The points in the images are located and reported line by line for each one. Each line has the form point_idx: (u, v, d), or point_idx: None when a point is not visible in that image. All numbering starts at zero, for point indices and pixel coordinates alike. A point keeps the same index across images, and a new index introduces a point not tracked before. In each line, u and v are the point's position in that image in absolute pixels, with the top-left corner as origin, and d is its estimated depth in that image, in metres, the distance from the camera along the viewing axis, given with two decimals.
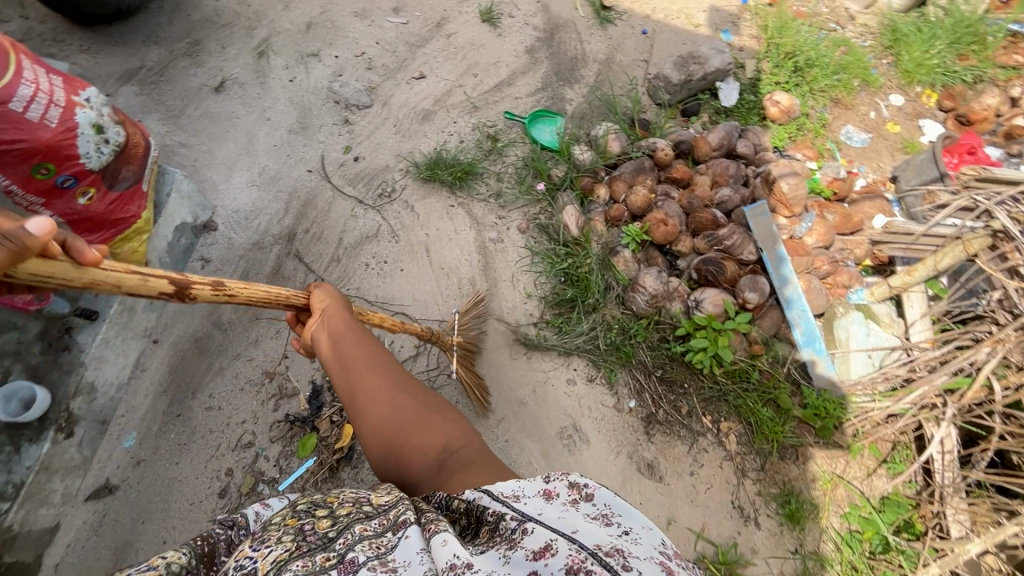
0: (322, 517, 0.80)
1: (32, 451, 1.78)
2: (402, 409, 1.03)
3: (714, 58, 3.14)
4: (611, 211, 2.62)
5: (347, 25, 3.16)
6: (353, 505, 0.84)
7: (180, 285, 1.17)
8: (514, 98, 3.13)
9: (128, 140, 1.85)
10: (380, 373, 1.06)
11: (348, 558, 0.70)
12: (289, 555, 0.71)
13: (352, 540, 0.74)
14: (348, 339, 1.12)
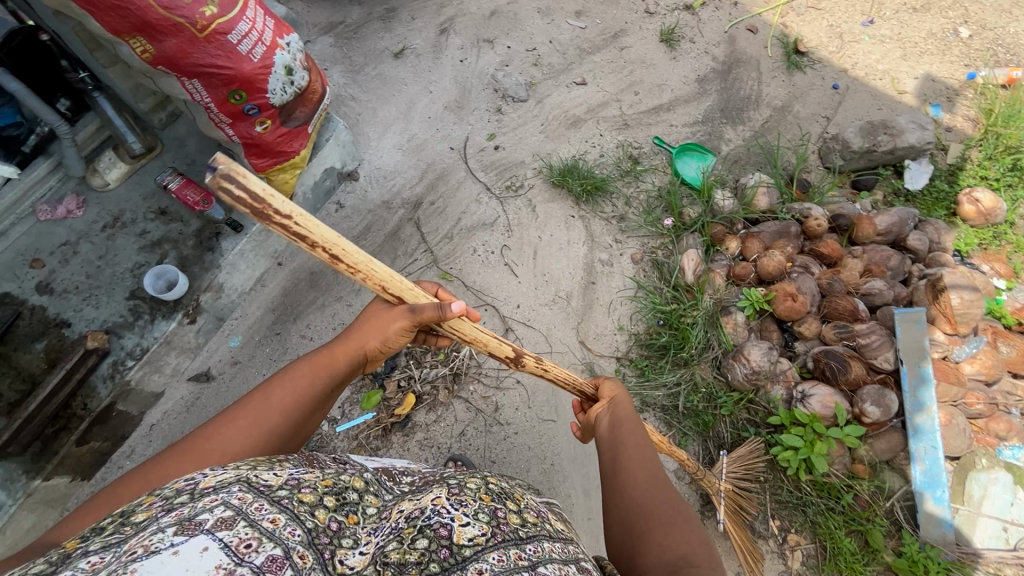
0: (513, 511, 0.81)
1: (161, 326, 2.08)
2: (649, 490, 1.08)
3: (911, 133, 2.76)
4: (737, 267, 2.41)
5: (527, 19, 3.23)
6: (536, 515, 0.84)
7: (518, 354, 1.46)
8: (669, 125, 3.00)
9: (309, 86, 2.05)
10: (644, 454, 1.17)
11: (539, 571, 0.71)
12: (485, 537, 0.73)
13: (540, 554, 0.74)
14: (634, 425, 1.26)
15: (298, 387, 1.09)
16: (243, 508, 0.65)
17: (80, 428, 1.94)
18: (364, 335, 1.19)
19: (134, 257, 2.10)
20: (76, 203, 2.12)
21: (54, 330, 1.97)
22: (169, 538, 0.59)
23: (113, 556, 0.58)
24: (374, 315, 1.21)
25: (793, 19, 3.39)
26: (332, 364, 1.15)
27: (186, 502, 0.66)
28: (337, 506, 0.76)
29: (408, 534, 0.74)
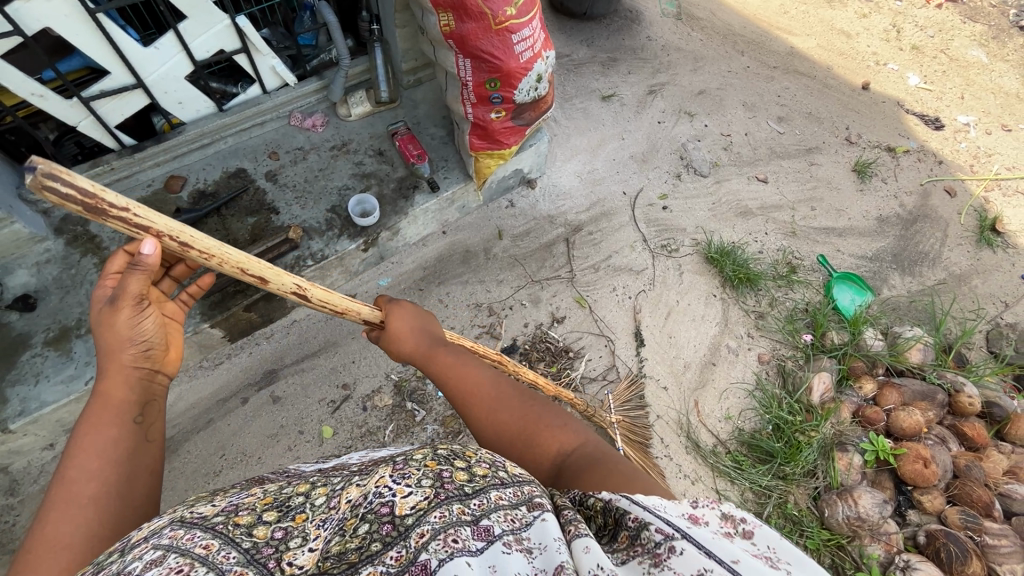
0: (462, 469, 0.84)
1: (345, 244, 2.29)
2: (499, 406, 1.14)
3: None
4: (869, 410, 2.32)
5: (731, 108, 3.39)
6: (487, 468, 0.86)
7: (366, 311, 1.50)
8: (836, 249, 2.97)
9: (545, 97, 2.30)
10: (471, 375, 1.21)
11: (482, 523, 0.75)
12: (424, 502, 0.77)
13: (486, 506, 0.78)
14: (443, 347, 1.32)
15: (94, 436, 1.00)
16: (172, 542, 0.70)
17: (252, 297, 2.16)
18: (119, 346, 1.13)
19: (345, 179, 2.40)
20: (320, 121, 2.49)
21: (265, 212, 2.28)
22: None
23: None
24: (113, 328, 1.14)
25: (997, 196, 3.28)
26: (117, 395, 1.08)
27: (115, 559, 0.70)
28: (279, 517, 0.80)
29: (352, 524, 0.76)
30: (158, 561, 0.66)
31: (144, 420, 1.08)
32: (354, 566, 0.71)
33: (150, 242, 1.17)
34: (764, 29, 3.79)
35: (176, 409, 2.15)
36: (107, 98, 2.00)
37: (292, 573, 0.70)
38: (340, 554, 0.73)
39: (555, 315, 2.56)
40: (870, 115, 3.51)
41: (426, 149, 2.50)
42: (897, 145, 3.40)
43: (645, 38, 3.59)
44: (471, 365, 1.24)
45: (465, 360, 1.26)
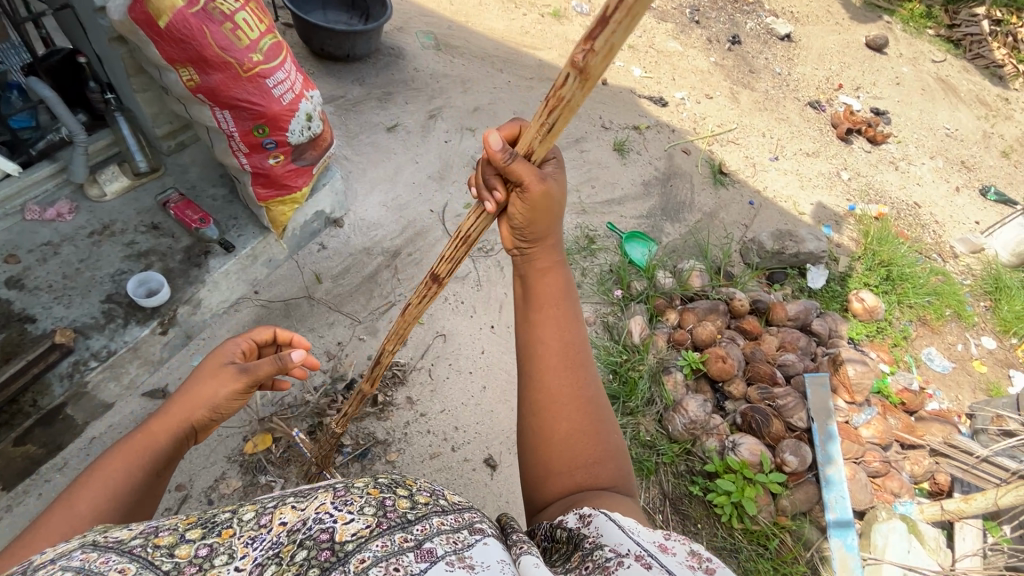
0: (404, 496, 0.79)
1: (134, 332, 2.03)
2: (568, 409, 1.09)
3: (810, 243, 3.40)
4: (677, 334, 2.77)
5: (505, 118, 3.79)
6: (430, 495, 0.83)
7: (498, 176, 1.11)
8: (620, 215, 3.50)
9: (322, 134, 2.33)
10: (566, 356, 1.13)
11: (424, 547, 0.73)
12: (368, 530, 0.72)
13: (429, 531, 0.75)
14: (548, 299, 1.16)
15: (114, 465, 0.99)
16: (84, 566, 0.66)
17: (22, 426, 1.85)
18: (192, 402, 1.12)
19: (116, 263, 2.13)
20: (68, 208, 2.18)
21: (16, 325, 1.92)
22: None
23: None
24: (207, 378, 1.15)
25: (717, 148, 4.17)
26: (156, 441, 1.06)
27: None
28: (204, 535, 0.75)
29: (287, 551, 0.71)
30: None
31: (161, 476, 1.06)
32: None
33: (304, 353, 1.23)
34: (513, 48, 4.32)
35: None
36: None
37: None
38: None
39: None
40: (614, 103, 4.22)
41: (208, 211, 2.34)
42: (640, 123, 4.13)
43: (413, 70, 3.83)
44: (566, 340, 1.13)
45: (570, 336, 1.14)
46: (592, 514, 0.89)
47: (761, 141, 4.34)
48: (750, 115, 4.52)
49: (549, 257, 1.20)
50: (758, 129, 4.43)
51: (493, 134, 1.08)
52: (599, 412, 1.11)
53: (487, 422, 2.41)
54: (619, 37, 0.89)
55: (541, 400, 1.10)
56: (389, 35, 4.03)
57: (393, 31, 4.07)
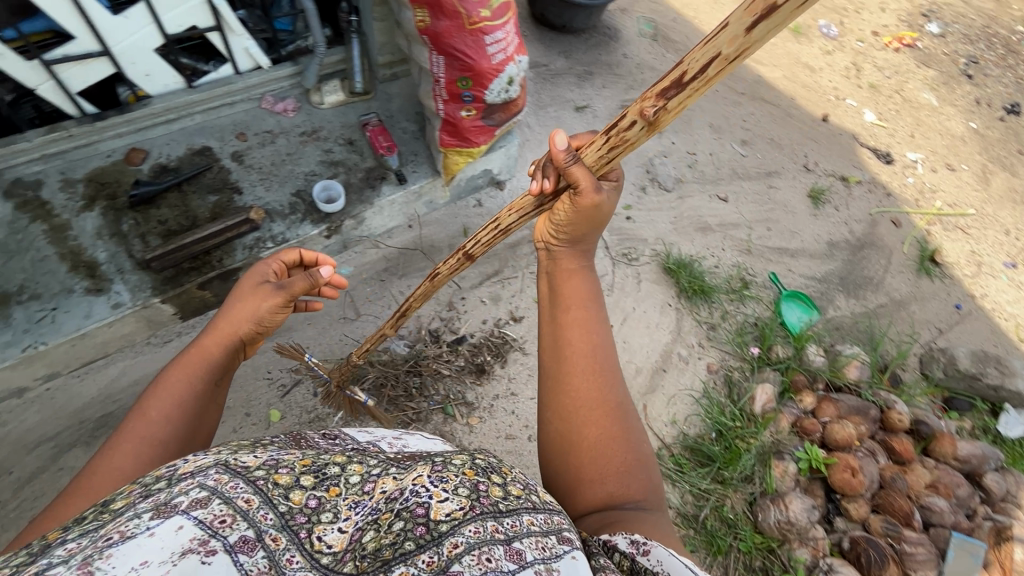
0: (498, 484, 0.83)
1: (306, 229, 2.28)
2: (600, 414, 1.05)
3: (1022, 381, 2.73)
4: (806, 421, 2.43)
5: (698, 128, 3.53)
6: (522, 488, 0.85)
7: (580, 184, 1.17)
8: (788, 268, 3.11)
9: (516, 99, 2.35)
10: (596, 364, 1.08)
11: (513, 546, 0.74)
12: (462, 513, 0.76)
13: (519, 529, 0.77)
14: (578, 297, 1.15)
15: (180, 374, 1.09)
16: (218, 487, 0.71)
17: (206, 276, 2.12)
18: (236, 317, 1.20)
19: (312, 165, 2.41)
20: (292, 106, 2.50)
21: (227, 191, 2.27)
22: (144, 522, 0.64)
23: (89, 540, 0.63)
24: (246, 295, 1.24)
25: (937, 230, 3.49)
26: (211, 352, 1.14)
27: (164, 488, 0.72)
28: (314, 485, 0.80)
29: (384, 520, 0.76)
30: (206, 503, 0.68)
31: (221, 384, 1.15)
32: (387, 564, 0.70)
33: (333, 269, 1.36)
34: None
35: (119, 383, 2.09)
36: (70, 63, 2.00)
37: (322, 550, 0.72)
38: (375, 552, 0.72)
39: (514, 313, 2.60)
40: (827, 144, 3.70)
41: (396, 142, 2.52)
42: (850, 175, 3.59)
43: (622, 55, 3.71)
44: (600, 342, 1.10)
45: (602, 339, 1.10)
46: (649, 543, 0.85)
47: (1001, 239, 3.54)
48: (997, 204, 3.69)
49: (575, 261, 1.22)
50: (1002, 223, 3.61)
51: (557, 133, 1.13)
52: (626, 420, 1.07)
53: None
54: (715, 70, 0.97)
55: (572, 405, 1.05)
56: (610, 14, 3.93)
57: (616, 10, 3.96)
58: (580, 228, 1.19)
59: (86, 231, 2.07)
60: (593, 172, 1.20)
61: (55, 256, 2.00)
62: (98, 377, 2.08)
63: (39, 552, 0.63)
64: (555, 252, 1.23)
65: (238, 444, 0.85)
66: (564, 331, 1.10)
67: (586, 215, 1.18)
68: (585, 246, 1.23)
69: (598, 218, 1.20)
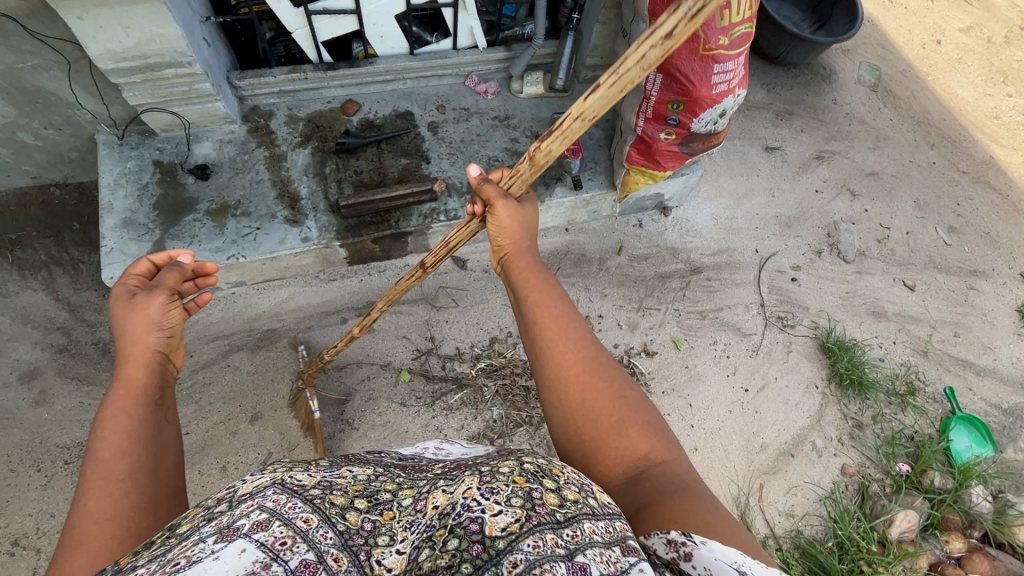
0: (552, 490, 0.77)
1: None
2: (584, 384, 1.02)
3: None
4: (950, 569, 2.14)
5: (900, 200, 3.12)
6: (578, 492, 0.80)
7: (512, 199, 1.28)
8: (968, 387, 2.68)
9: (719, 132, 2.21)
10: (562, 328, 1.07)
11: (576, 561, 0.68)
12: (518, 524, 0.69)
13: (580, 541, 0.71)
14: (530, 280, 1.19)
15: (114, 410, 1.01)
16: (277, 509, 0.72)
17: (383, 233, 2.27)
18: (137, 342, 1.13)
19: (497, 150, 2.46)
20: (492, 90, 2.57)
21: (418, 158, 2.39)
22: (210, 546, 0.65)
23: (158, 562, 0.64)
24: (127, 317, 1.15)
25: None
26: (135, 380, 1.08)
27: (227, 511, 0.73)
28: (368, 508, 0.80)
29: (439, 537, 0.71)
30: (265, 527, 0.68)
31: (163, 397, 1.08)
32: None
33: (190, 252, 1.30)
34: (967, 128, 3.43)
35: (287, 306, 2.34)
36: (326, 15, 2.20)
37: (381, 574, 0.70)
38: (430, 573, 0.67)
39: (647, 346, 2.50)
40: None
41: (580, 146, 2.50)
42: None
43: (831, 101, 3.36)
44: (557, 308, 1.10)
45: (559, 304, 1.11)
46: (690, 542, 0.76)
47: None
48: None
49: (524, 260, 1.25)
50: None
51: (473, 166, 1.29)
52: (606, 373, 1.04)
53: None
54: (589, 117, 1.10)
55: (559, 382, 1.03)
56: (830, 52, 3.56)
57: (837, 50, 3.58)
58: (521, 235, 1.26)
59: (296, 166, 2.29)
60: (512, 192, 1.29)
61: (268, 182, 2.24)
62: (272, 295, 2.33)
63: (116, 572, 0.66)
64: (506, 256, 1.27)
65: (292, 461, 0.88)
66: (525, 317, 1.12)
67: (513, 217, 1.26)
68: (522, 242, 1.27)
69: (529, 223, 1.29)
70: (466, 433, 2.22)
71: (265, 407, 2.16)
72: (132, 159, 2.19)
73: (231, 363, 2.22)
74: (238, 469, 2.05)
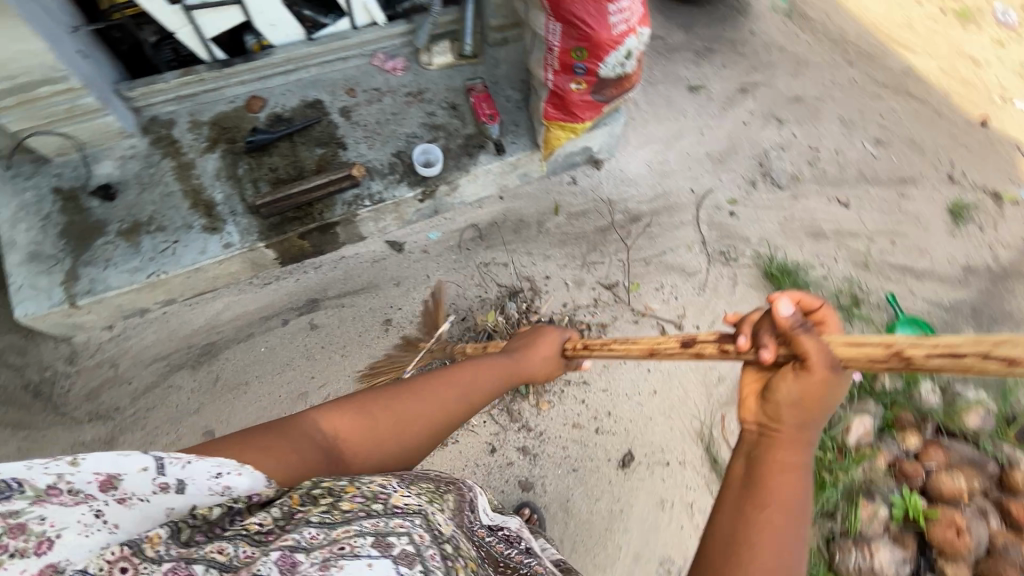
0: None
1: (403, 191, 2.30)
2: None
3: None
4: (908, 465, 2.19)
5: (826, 121, 3.16)
6: None
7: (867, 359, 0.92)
8: (909, 291, 2.77)
9: (631, 75, 2.20)
10: (789, 524, 0.86)
11: None
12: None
13: None
14: (788, 468, 0.91)
15: (448, 388, 1.33)
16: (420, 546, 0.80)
17: (308, 227, 2.21)
18: (485, 376, 1.44)
19: (414, 127, 2.40)
20: (401, 66, 2.49)
21: (334, 146, 2.32)
22: (366, 547, 0.75)
23: (325, 539, 0.77)
24: (503, 364, 1.56)
25: None
26: (471, 396, 1.37)
27: (381, 514, 0.84)
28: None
29: None
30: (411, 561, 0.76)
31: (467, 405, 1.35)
32: None
33: (782, 296, 1.02)
34: (882, 41, 3.45)
35: (223, 317, 2.27)
36: (206, 10, 2.11)
37: None
38: None
39: (596, 300, 2.51)
40: (981, 153, 3.18)
41: (500, 110, 2.45)
42: (1004, 192, 3.08)
43: (749, 32, 3.35)
44: (789, 508, 0.88)
45: (799, 524, 0.87)
46: None
47: None
48: None
49: (795, 459, 0.93)
50: None
51: (783, 299, 1.02)
52: None
53: (641, 426, 2.27)
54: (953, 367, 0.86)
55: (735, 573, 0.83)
56: None
57: None
58: (822, 401, 0.96)
59: (207, 171, 2.20)
60: (835, 352, 0.97)
61: (179, 193, 2.15)
62: (206, 308, 2.27)
63: (290, 516, 0.83)
64: (770, 438, 0.96)
65: (432, 494, 1.00)
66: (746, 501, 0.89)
67: (814, 396, 0.95)
68: (807, 437, 0.95)
69: (830, 400, 0.96)
70: None
71: (214, 419, 2.11)
72: (29, 190, 2.08)
73: (172, 384, 2.15)
74: None
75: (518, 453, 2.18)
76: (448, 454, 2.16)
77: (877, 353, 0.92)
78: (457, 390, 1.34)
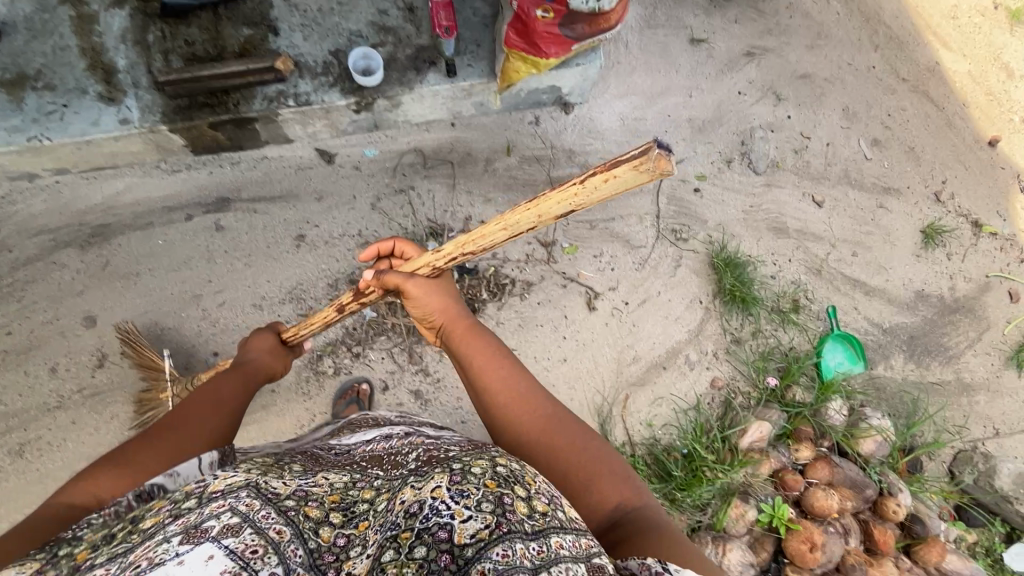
0: (523, 498, 0.79)
1: (333, 97, 2.06)
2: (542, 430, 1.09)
3: None
4: (789, 475, 2.20)
5: (828, 107, 2.89)
6: (547, 504, 0.82)
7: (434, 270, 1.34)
8: (854, 306, 2.68)
9: (609, 14, 1.87)
10: (508, 374, 1.16)
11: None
12: (487, 532, 0.73)
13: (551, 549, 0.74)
14: (479, 349, 1.22)
15: (231, 381, 1.33)
16: (250, 516, 0.77)
17: (220, 117, 1.98)
18: (252, 367, 1.45)
19: (360, 25, 2.11)
20: None
21: (264, 28, 2.04)
22: (173, 549, 0.71)
23: (119, 566, 0.71)
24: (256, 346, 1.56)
25: None
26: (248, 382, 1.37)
27: (194, 508, 0.79)
28: (344, 524, 0.83)
29: (405, 540, 0.74)
30: (236, 532, 0.74)
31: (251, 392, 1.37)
32: None
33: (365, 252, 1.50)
34: (918, 26, 3.08)
35: (121, 199, 2.10)
36: None
37: None
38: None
39: (529, 256, 2.37)
40: (977, 176, 2.98)
41: (460, 25, 2.16)
42: (986, 223, 2.92)
43: None
44: (495, 358, 1.19)
45: (507, 367, 1.17)
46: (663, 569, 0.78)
47: None
48: None
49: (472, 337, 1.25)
50: None
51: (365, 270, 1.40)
52: (569, 425, 1.10)
53: None
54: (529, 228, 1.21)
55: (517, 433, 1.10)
56: None
57: None
58: (447, 303, 1.31)
59: (111, 30, 1.93)
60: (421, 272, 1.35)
61: (76, 50, 1.90)
62: (104, 186, 2.09)
63: (75, 569, 0.75)
64: (445, 331, 1.30)
65: (266, 465, 0.95)
66: (471, 372, 1.19)
67: (438, 293, 1.31)
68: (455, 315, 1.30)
69: (449, 291, 1.33)
70: (322, 340, 2.12)
71: (98, 305, 2.01)
72: None
73: (57, 261, 2.02)
74: (68, 370, 1.96)
75: (410, 395, 2.15)
76: (339, 384, 2.12)
77: (425, 269, 1.34)
78: (236, 386, 1.32)
